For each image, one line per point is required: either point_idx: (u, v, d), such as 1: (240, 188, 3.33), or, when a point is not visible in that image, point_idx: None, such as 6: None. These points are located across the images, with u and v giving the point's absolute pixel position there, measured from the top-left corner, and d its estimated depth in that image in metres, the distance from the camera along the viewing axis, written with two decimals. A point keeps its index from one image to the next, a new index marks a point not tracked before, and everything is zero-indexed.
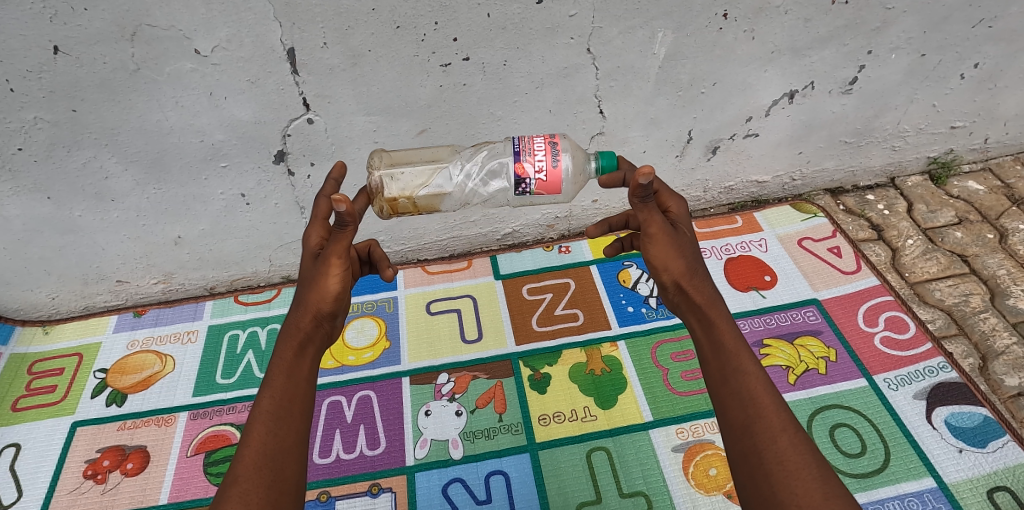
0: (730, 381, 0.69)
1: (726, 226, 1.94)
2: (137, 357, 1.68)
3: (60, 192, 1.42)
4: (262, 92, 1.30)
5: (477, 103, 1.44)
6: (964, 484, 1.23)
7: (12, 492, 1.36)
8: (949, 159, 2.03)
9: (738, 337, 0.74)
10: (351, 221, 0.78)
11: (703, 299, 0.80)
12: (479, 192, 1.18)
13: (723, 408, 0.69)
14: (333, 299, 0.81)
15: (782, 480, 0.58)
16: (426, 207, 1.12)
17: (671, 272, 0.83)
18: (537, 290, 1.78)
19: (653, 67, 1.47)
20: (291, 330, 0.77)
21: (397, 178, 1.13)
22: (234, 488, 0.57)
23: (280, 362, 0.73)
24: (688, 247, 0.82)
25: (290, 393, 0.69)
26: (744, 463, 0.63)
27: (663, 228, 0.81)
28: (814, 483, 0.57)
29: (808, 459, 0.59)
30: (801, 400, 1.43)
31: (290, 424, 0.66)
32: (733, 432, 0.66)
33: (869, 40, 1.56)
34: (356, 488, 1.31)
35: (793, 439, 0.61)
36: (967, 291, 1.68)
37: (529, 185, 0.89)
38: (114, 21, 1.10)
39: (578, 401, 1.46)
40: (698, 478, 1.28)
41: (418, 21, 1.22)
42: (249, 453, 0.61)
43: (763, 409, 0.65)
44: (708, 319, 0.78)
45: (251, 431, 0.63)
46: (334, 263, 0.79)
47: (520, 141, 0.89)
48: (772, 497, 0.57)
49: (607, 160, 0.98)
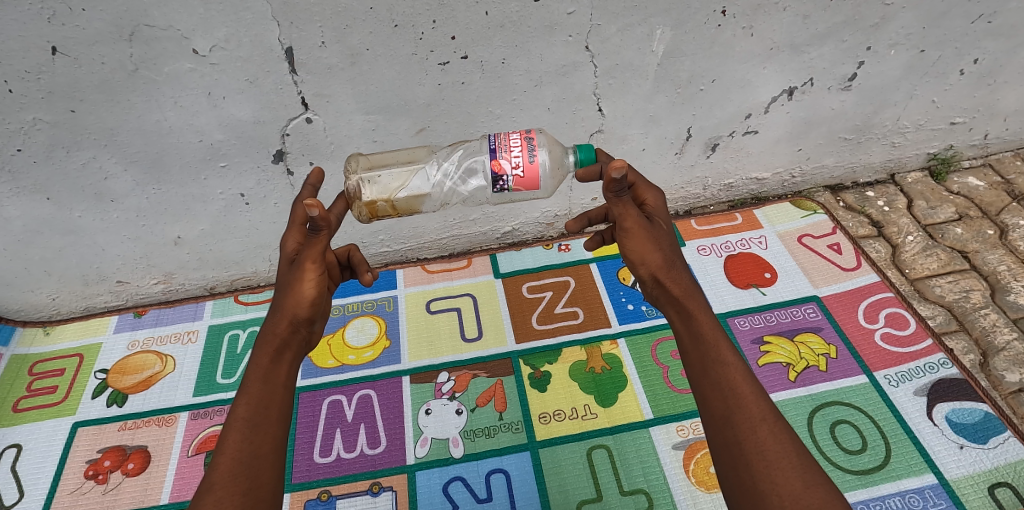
0: (710, 372, 0.71)
1: (726, 223, 1.94)
2: (137, 357, 1.68)
3: (60, 193, 1.43)
4: (261, 92, 1.30)
5: (476, 101, 1.44)
6: (965, 480, 1.23)
7: (13, 492, 1.37)
8: (948, 155, 2.03)
9: (717, 327, 0.75)
10: (326, 225, 0.79)
11: (681, 290, 0.80)
12: (457, 191, 1.20)
13: (705, 400, 0.70)
14: (309, 303, 0.80)
15: (762, 469, 0.59)
16: (406, 209, 1.12)
17: (648, 265, 0.82)
18: (537, 288, 1.78)
19: (652, 65, 1.47)
20: (267, 336, 0.77)
21: (375, 181, 1.11)
22: (208, 497, 0.57)
23: (256, 369, 0.73)
24: (664, 240, 0.82)
25: (266, 398, 0.69)
26: (725, 453, 0.64)
27: (639, 222, 0.81)
28: (794, 472, 0.59)
29: (787, 447, 0.61)
30: (801, 397, 1.42)
31: (266, 429, 0.67)
32: (714, 423, 0.67)
33: (868, 36, 1.56)
34: (357, 487, 1.31)
35: (772, 428, 0.63)
36: (967, 287, 1.68)
37: (507, 182, 0.89)
38: (113, 21, 1.10)
39: (579, 399, 1.46)
40: (699, 475, 1.28)
41: (416, 19, 1.22)
42: (224, 461, 0.61)
43: (743, 399, 0.66)
44: (688, 311, 0.78)
45: (227, 439, 0.64)
46: (308, 268, 0.79)
47: (496, 139, 0.89)
48: (752, 487, 0.59)
49: (585, 152, 0.98)
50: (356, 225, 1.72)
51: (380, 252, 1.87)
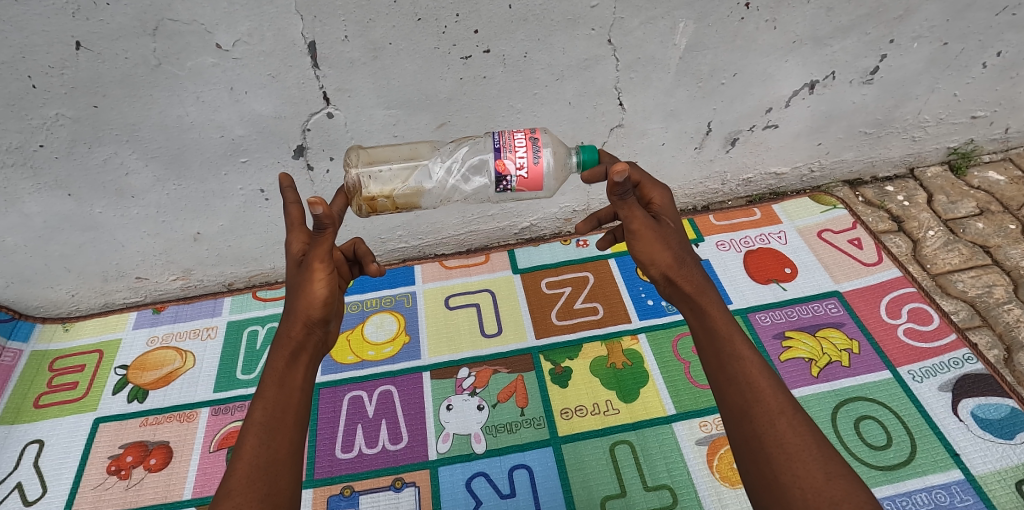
0: (726, 367, 0.70)
1: (745, 218, 1.92)
2: (157, 353, 1.68)
3: (81, 189, 1.43)
4: (283, 86, 1.30)
5: (497, 96, 1.43)
6: (991, 476, 1.22)
7: (37, 488, 1.37)
8: (969, 150, 2.01)
9: (731, 322, 0.75)
10: (330, 223, 0.75)
11: (693, 287, 0.80)
12: (460, 188, 1.16)
13: (722, 395, 0.70)
14: (321, 304, 0.79)
15: (783, 462, 0.59)
16: (407, 205, 1.11)
17: (658, 264, 0.82)
18: (556, 283, 1.77)
19: (673, 58, 1.46)
20: (282, 339, 0.76)
21: (375, 177, 1.12)
22: (227, 503, 0.57)
23: (272, 372, 0.72)
24: (673, 238, 0.82)
25: (282, 402, 0.69)
26: (744, 447, 0.64)
27: (646, 223, 0.80)
28: (815, 464, 0.58)
29: (807, 440, 0.61)
30: (825, 393, 1.42)
31: (283, 433, 0.66)
32: (732, 418, 0.67)
33: (891, 29, 1.54)
34: (379, 483, 1.31)
35: (791, 421, 0.62)
36: (990, 282, 1.67)
37: (510, 182, 0.88)
38: (137, 16, 1.10)
39: (600, 394, 1.46)
40: (723, 470, 1.28)
41: (439, 13, 1.21)
42: (242, 467, 0.61)
43: (760, 393, 0.66)
44: (700, 306, 0.78)
45: (244, 444, 0.64)
46: (317, 268, 0.78)
47: (499, 137, 0.87)
48: (774, 480, 0.59)
49: (588, 153, 0.96)
50: (375, 220, 1.72)
51: (397, 248, 1.87)
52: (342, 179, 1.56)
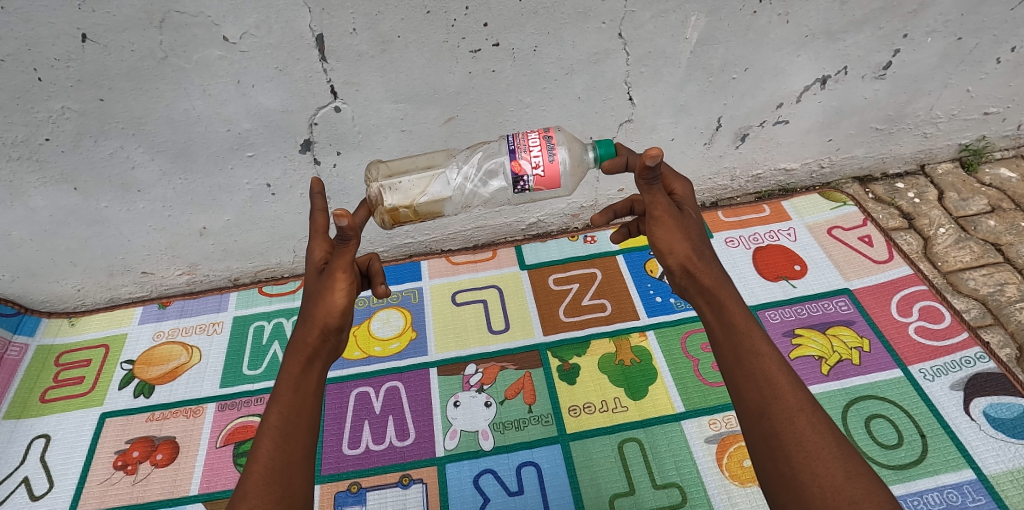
0: (744, 363, 0.69)
1: (753, 215, 1.91)
2: (162, 348, 1.67)
3: (87, 183, 1.42)
4: (290, 79, 1.28)
5: (506, 89, 1.42)
6: (1004, 476, 1.21)
7: (43, 483, 1.37)
8: (980, 146, 1.99)
9: (749, 317, 0.74)
10: (354, 235, 0.74)
11: (711, 281, 0.79)
12: (479, 193, 1.18)
13: (738, 391, 0.69)
14: (340, 312, 0.78)
15: (802, 460, 0.58)
16: (428, 214, 1.09)
17: (677, 255, 0.80)
18: (564, 280, 1.76)
19: (685, 53, 1.44)
20: (298, 345, 0.75)
21: (395, 187, 1.09)
22: (244, 505, 0.56)
23: (287, 377, 0.71)
24: (694, 229, 0.80)
25: (297, 406, 0.68)
26: (761, 444, 0.63)
27: (669, 210, 0.79)
28: (834, 462, 0.57)
29: (827, 437, 0.60)
30: (835, 391, 1.41)
31: (298, 436, 0.65)
32: (749, 414, 0.66)
33: (906, 23, 1.52)
34: (386, 480, 1.31)
35: (810, 418, 0.61)
36: (1002, 280, 1.65)
37: (528, 182, 0.87)
38: (143, 8, 1.08)
39: (609, 392, 1.45)
40: (733, 469, 1.27)
41: (449, 5, 1.20)
42: (257, 470, 0.61)
43: (779, 389, 0.65)
44: (718, 301, 0.77)
45: (259, 447, 0.63)
46: (339, 277, 0.77)
47: (514, 138, 0.86)
48: (792, 478, 0.58)
49: (605, 148, 0.96)
50: None
51: (403, 243, 1.86)
52: (349, 173, 1.55)
